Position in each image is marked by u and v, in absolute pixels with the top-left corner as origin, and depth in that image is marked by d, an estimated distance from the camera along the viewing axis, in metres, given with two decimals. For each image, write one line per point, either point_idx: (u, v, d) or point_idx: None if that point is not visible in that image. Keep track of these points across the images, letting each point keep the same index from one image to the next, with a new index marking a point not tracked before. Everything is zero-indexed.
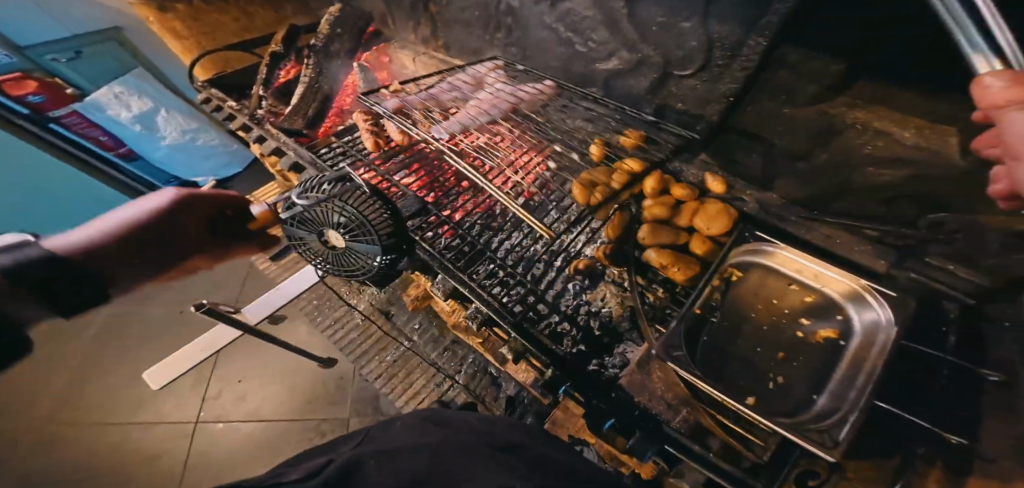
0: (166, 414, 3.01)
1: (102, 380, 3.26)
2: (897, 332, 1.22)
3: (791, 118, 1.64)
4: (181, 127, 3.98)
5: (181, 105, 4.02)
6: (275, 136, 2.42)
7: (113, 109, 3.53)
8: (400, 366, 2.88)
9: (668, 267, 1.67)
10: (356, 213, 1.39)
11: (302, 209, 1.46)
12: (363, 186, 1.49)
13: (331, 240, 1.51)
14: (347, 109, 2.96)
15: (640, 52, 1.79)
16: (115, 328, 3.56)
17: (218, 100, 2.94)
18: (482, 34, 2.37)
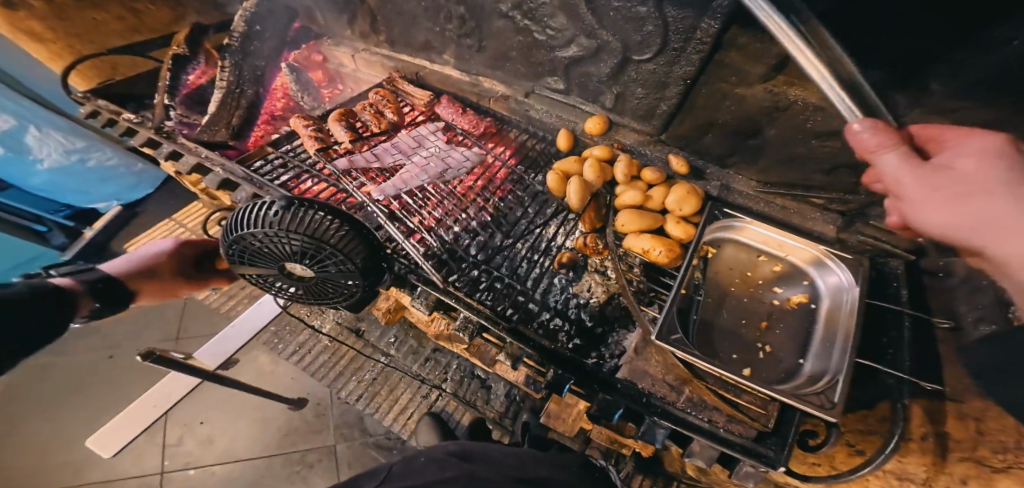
0: (122, 470, 2.58)
1: (20, 450, 2.68)
2: (859, 292, 1.36)
3: (742, 98, 1.61)
4: (63, 146, 3.23)
5: (57, 120, 3.24)
6: (194, 151, 2.01)
7: None
8: (381, 383, 2.71)
9: (650, 250, 1.66)
10: (316, 239, 1.16)
11: (250, 245, 1.20)
12: (316, 208, 1.20)
13: (296, 271, 1.29)
14: (278, 116, 2.63)
15: (598, 38, 1.70)
16: (24, 388, 2.94)
17: (109, 114, 2.39)
18: (428, 25, 2.17)
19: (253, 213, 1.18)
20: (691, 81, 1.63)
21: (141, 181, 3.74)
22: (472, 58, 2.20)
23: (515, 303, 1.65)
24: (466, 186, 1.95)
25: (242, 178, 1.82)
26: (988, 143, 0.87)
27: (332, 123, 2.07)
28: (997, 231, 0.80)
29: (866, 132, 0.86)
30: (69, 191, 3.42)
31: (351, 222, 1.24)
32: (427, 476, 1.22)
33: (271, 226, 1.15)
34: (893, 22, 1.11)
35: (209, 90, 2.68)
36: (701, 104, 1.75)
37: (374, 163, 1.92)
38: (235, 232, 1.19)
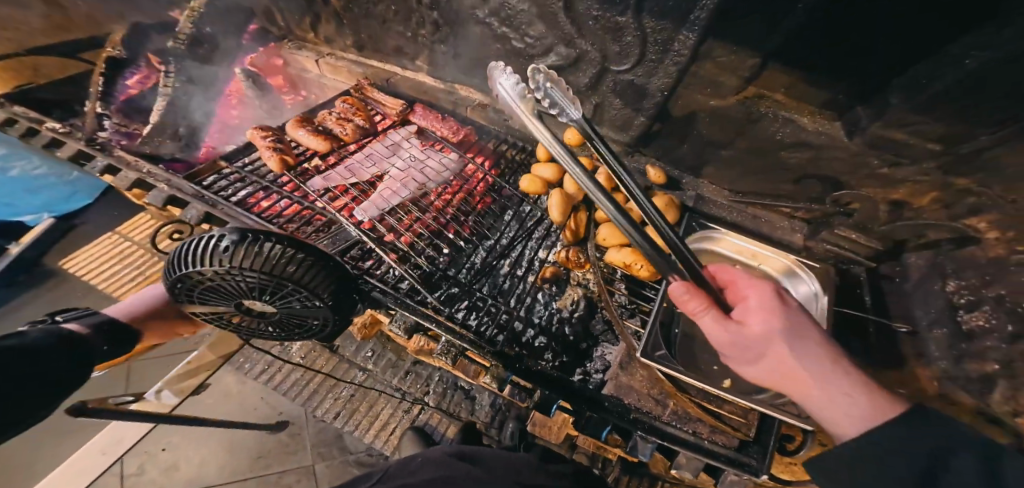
0: None
1: None
2: (828, 300, 1.44)
3: (717, 110, 1.62)
4: None
5: None
6: (135, 164, 1.77)
7: None
8: (360, 399, 2.62)
9: (631, 264, 1.65)
10: (272, 275, 1.06)
11: (201, 280, 1.08)
12: (276, 239, 1.09)
13: (255, 307, 1.17)
14: (234, 123, 2.38)
15: (576, 48, 1.67)
16: None
17: (28, 121, 2.10)
18: (400, 30, 2.06)
19: (199, 249, 1.05)
20: (668, 93, 1.61)
21: (76, 190, 3.33)
22: (447, 65, 2.11)
23: (500, 322, 1.59)
24: (442, 200, 1.89)
25: (191, 196, 1.64)
26: (764, 293, 0.98)
27: (293, 130, 1.93)
28: (799, 379, 0.86)
29: (683, 294, 0.95)
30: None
31: (312, 254, 1.14)
32: (422, 476, 1.10)
33: (223, 264, 1.04)
34: (891, 24, 1.06)
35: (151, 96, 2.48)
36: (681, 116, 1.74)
37: (350, 179, 1.82)
38: (179, 271, 1.07)
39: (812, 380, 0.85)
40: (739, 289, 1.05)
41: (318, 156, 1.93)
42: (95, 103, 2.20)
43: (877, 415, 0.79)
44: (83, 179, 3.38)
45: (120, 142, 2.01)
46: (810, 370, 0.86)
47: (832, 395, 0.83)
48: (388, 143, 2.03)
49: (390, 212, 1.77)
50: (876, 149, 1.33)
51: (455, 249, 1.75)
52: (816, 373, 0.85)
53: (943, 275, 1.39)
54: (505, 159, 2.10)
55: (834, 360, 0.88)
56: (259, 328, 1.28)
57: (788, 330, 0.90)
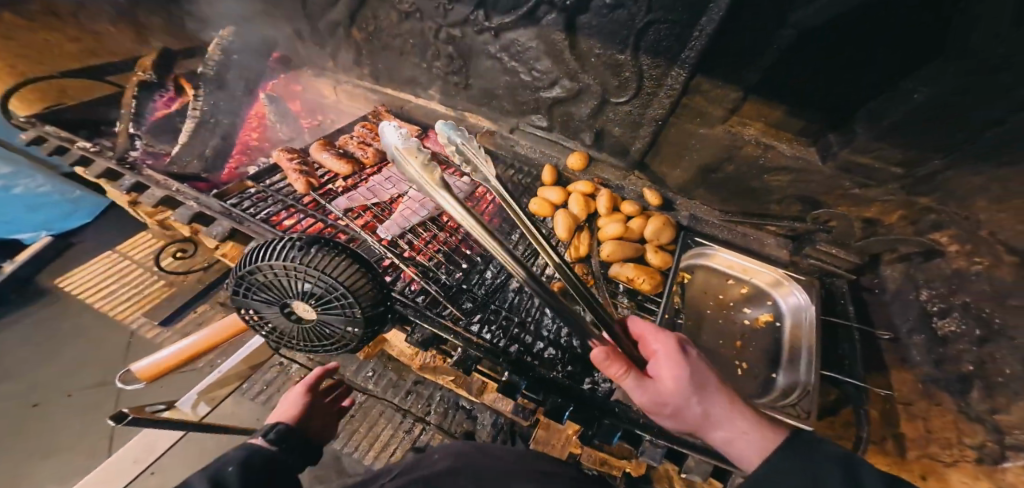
0: None
1: None
2: (815, 310, 1.56)
3: (706, 137, 1.76)
4: None
5: None
6: (163, 183, 1.86)
7: None
8: (360, 419, 2.59)
9: (634, 279, 1.75)
10: (331, 283, 1.10)
11: (263, 277, 1.12)
12: (346, 250, 1.19)
13: (298, 311, 1.20)
14: (254, 146, 2.49)
15: (580, 82, 1.84)
16: None
17: (59, 140, 2.21)
18: (416, 61, 2.23)
19: (274, 251, 1.13)
20: (662, 122, 1.78)
21: (79, 208, 3.30)
22: (457, 94, 2.27)
23: (512, 336, 1.67)
24: (454, 220, 1.99)
25: (218, 213, 1.72)
26: (670, 342, 0.99)
27: (316, 152, 2.05)
28: (705, 424, 0.92)
29: (604, 360, 0.94)
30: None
31: (366, 267, 1.20)
32: (436, 467, 1.14)
33: (293, 262, 1.09)
34: (895, 35, 1.13)
35: (172, 119, 2.58)
36: (677, 144, 1.88)
37: (370, 200, 1.92)
38: (250, 264, 1.13)
39: (715, 422, 0.91)
40: (648, 341, 1.03)
41: (339, 177, 2.04)
42: (125, 124, 2.30)
43: (771, 443, 0.86)
44: (87, 197, 3.35)
45: (151, 161, 2.14)
46: (716, 414, 0.91)
47: (731, 434, 0.89)
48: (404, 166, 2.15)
49: (406, 231, 1.86)
50: (847, 173, 1.50)
51: (468, 267, 1.84)
52: (718, 415, 0.91)
53: (916, 285, 1.54)
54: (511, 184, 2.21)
55: (731, 397, 0.95)
56: (289, 337, 1.29)
57: (693, 381, 0.92)
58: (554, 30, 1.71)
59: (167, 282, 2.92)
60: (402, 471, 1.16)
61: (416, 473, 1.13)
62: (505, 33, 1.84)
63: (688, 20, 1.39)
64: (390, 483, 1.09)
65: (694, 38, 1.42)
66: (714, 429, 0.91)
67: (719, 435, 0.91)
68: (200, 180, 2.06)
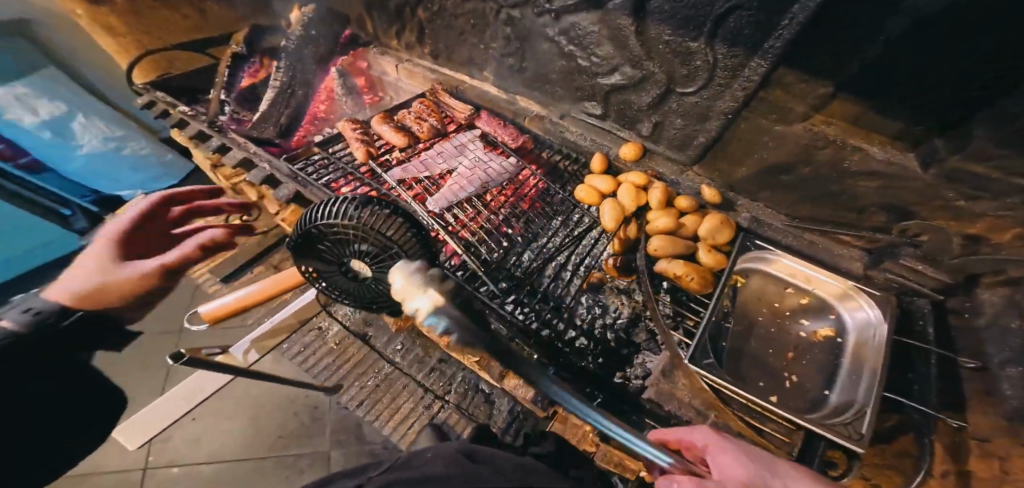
0: (103, 464, 2.37)
1: None
2: (887, 329, 1.39)
3: (782, 134, 1.62)
4: (102, 134, 3.16)
5: (102, 110, 3.21)
6: (243, 145, 2.05)
7: (14, 114, 2.64)
8: (384, 389, 2.62)
9: (683, 276, 1.66)
10: (387, 242, 1.14)
11: (325, 235, 1.17)
12: (398, 210, 1.21)
13: (356, 270, 1.26)
14: (322, 117, 2.69)
15: (644, 70, 1.75)
16: None
17: (166, 105, 2.49)
18: (473, 41, 2.25)
19: (332, 210, 1.17)
20: (732, 116, 1.66)
21: (167, 173, 3.55)
22: (511, 77, 2.27)
23: (543, 318, 1.66)
24: (498, 199, 2.00)
25: (286, 175, 1.86)
26: (704, 432, 1.04)
27: (376, 124, 2.13)
28: None
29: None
30: (95, 176, 3.16)
31: (417, 225, 1.23)
32: (430, 471, 1.07)
33: (353, 220, 1.13)
34: (1004, 22, 0.95)
35: (259, 89, 2.79)
36: (743, 140, 1.76)
37: (423, 173, 1.97)
38: (313, 221, 1.17)
39: None
40: (686, 439, 1.08)
41: (396, 149, 2.12)
42: (218, 92, 2.50)
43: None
44: (178, 162, 3.62)
45: (236, 126, 2.34)
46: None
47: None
48: (457, 144, 2.16)
49: (452, 205, 1.89)
50: (954, 180, 1.30)
51: (507, 246, 1.83)
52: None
53: (1021, 313, 1.32)
54: (562, 171, 2.18)
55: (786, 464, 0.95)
56: (345, 294, 1.34)
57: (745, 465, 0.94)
58: (621, 15, 1.63)
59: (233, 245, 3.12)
60: (393, 467, 1.17)
61: (405, 472, 1.12)
62: (566, 16, 1.80)
63: (775, 6, 1.26)
64: (377, 478, 1.12)
65: (782, 26, 1.29)
66: None
67: None
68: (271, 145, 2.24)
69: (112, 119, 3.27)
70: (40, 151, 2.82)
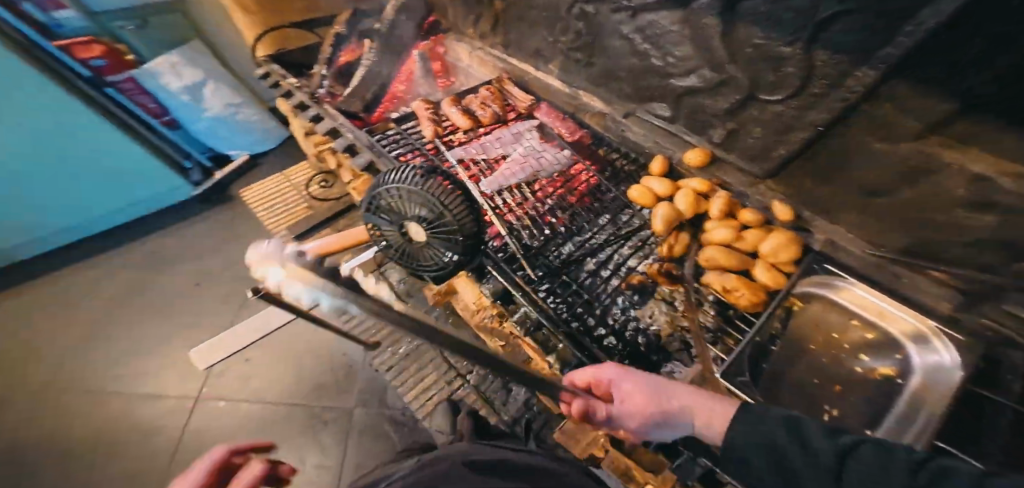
0: (168, 389, 3.07)
1: (133, 339, 3.35)
2: (961, 378, 1.14)
3: (883, 156, 1.33)
4: (226, 100, 4.29)
5: (226, 81, 4.34)
6: (334, 117, 2.36)
7: (166, 78, 3.89)
8: (412, 359, 2.89)
9: (731, 290, 1.62)
10: (441, 208, 1.25)
11: (386, 196, 1.30)
12: (456, 181, 1.33)
13: (410, 232, 1.35)
14: (401, 97, 2.87)
15: (723, 73, 1.63)
16: (137, 300, 3.61)
17: (277, 76, 3.02)
18: (544, 34, 2.30)
19: (400, 174, 1.31)
20: (823, 129, 1.44)
21: (263, 139, 4.67)
22: (577, 72, 2.27)
23: (573, 309, 1.69)
24: (549, 189, 2.06)
25: (365, 145, 2.10)
26: (611, 368, 1.13)
27: (446, 106, 2.29)
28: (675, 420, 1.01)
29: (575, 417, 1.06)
30: (213, 136, 4.38)
31: (472, 199, 1.32)
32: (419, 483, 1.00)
33: (416, 185, 1.26)
34: None
35: (354, 67, 2.96)
36: (839, 155, 1.47)
37: (480, 155, 2.12)
38: (383, 183, 1.32)
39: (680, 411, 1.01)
40: (599, 376, 1.14)
41: (460, 131, 2.27)
42: (319, 68, 2.81)
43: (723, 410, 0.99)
44: (276, 130, 4.77)
45: (330, 100, 2.63)
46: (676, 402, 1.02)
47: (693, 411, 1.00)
48: (516, 133, 2.24)
49: (503, 189, 2.01)
50: None
51: (549, 235, 1.89)
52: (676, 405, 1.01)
53: None
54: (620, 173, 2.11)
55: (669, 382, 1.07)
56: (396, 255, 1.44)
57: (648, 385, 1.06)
58: (707, 14, 1.56)
59: (309, 204, 4.05)
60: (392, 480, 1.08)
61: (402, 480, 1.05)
62: (645, 13, 1.77)
63: (894, 5, 1.09)
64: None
65: (905, 32, 1.10)
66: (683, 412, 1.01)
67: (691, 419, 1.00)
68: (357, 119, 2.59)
69: (232, 87, 4.39)
70: (178, 110, 4.07)
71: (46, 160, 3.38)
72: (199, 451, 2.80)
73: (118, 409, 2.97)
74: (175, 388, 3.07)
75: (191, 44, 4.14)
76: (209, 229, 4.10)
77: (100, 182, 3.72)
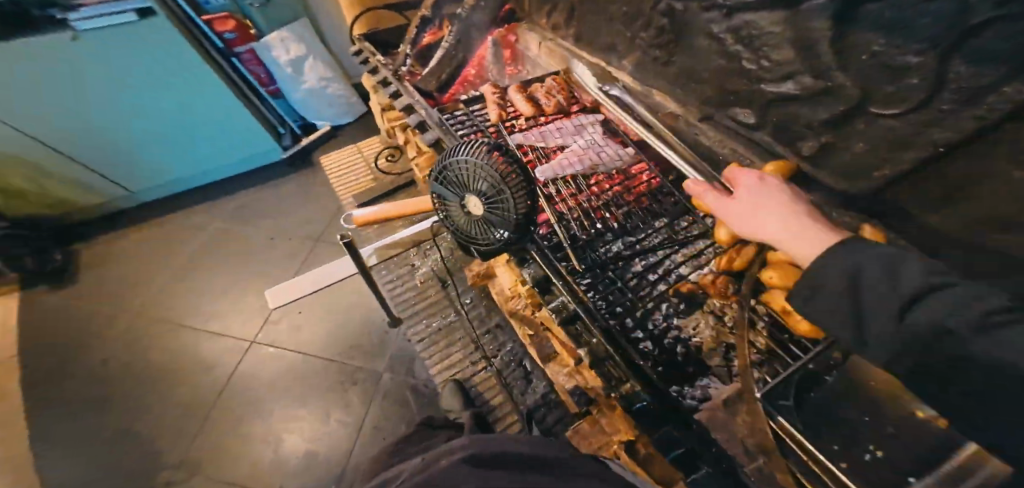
0: (232, 330, 3.39)
1: (207, 278, 3.75)
2: None
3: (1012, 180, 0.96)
4: (320, 75, 4.64)
5: (324, 55, 4.66)
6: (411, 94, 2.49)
7: (277, 51, 4.27)
8: (443, 334, 2.98)
9: (791, 313, 1.52)
10: (500, 184, 1.26)
11: (454, 169, 1.37)
12: (518, 158, 1.33)
13: (468, 206, 1.39)
14: (472, 81, 3.04)
15: (828, 81, 1.30)
16: (214, 244, 4.01)
17: (369, 53, 3.17)
18: (621, 29, 2.14)
19: (468, 147, 1.36)
20: (943, 152, 1.09)
21: (349, 111, 5.00)
22: (653, 70, 2.08)
23: (609, 307, 1.66)
24: (606, 184, 2.03)
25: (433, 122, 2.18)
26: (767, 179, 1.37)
27: (512, 92, 2.31)
28: (779, 223, 1.24)
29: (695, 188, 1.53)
30: (306, 108, 4.76)
31: (534, 183, 1.32)
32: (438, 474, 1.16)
33: (481, 159, 1.30)
34: None
35: (435, 48, 3.06)
36: (962, 188, 1.10)
37: (539, 143, 2.14)
38: (453, 154, 1.39)
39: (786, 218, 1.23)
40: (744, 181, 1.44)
41: (522, 117, 2.29)
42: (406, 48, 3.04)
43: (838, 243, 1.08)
44: (356, 104, 5.04)
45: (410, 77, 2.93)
46: (792, 218, 1.21)
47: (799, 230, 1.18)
48: (577, 126, 2.23)
49: (558, 178, 2.02)
50: None
51: (599, 230, 1.87)
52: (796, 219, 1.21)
53: None
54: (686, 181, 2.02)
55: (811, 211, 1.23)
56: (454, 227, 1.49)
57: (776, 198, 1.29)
58: (816, 17, 1.21)
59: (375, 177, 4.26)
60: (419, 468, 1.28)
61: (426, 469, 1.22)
62: (740, 12, 1.46)
63: None
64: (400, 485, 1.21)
65: None
66: (792, 222, 1.21)
67: (798, 229, 1.18)
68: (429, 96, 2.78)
69: (326, 61, 4.69)
70: (282, 83, 4.49)
71: (190, 113, 3.86)
72: (244, 389, 3.09)
73: (190, 344, 3.33)
74: (236, 331, 3.38)
75: (301, 20, 4.42)
76: (283, 187, 4.46)
77: (222, 140, 4.20)
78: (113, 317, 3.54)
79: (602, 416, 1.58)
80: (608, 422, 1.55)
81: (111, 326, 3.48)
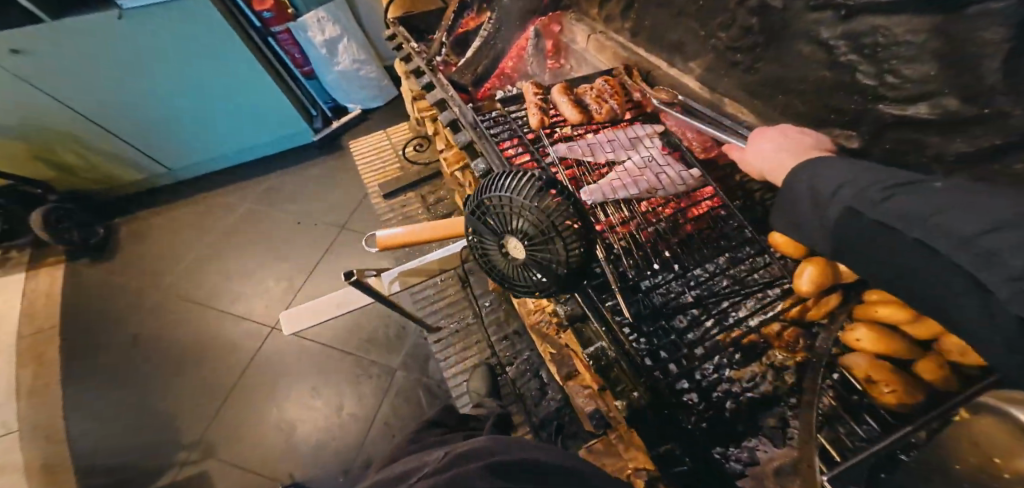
0: (255, 313, 3.38)
1: (234, 259, 3.74)
2: None
3: None
4: (353, 55, 4.45)
5: (359, 36, 4.48)
6: (445, 87, 2.26)
7: (312, 31, 4.09)
8: (462, 335, 2.92)
9: (876, 385, 1.31)
10: (550, 229, 1.06)
11: (494, 204, 1.16)
12: (570, 196, 1.12)
13: (509, 247, 1.20)
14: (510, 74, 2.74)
15: (985, 107, 0.98)
16: (244, 225, 3.99)
17: (402, 39, 2.95)
18: (693, 26, 1.85)
19: (512, 179, 1.14)
20: None
21: (377, 96, 4.85)
22: (728, 76, 1.81)
23: (657, 356, 1.47)
24: (660, 208, 1.74)
25: (468, 124, 1.95)
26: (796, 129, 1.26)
27: (557, 93, 2.06)
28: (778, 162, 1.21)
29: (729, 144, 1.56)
30: (339, 90, 4.66)
31: (589, 225, 1.11)
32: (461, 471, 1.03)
33: (528, 198, 1.08)
34: None
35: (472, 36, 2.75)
36: None
37: (587, 157, 1.87)
38: (493, 186, 1.17)
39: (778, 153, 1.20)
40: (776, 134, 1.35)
41: (568, 124, 2.04)
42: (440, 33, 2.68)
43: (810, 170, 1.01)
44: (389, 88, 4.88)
45: (444, 68, 2.58)
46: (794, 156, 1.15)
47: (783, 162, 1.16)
48: (627, 136, 1.97)
49: (605, 196, 1.73)
50: None
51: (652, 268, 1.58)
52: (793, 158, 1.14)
53: None
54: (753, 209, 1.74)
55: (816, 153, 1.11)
56: (492, 265, 1.30)
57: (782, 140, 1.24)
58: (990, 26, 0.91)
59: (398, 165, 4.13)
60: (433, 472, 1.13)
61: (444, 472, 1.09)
62: (866, 15, 1.16)
63: None
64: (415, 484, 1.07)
65: None
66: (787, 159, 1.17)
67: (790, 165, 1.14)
68: (464, 92, 2.49)
69: (361, 42, 4.50)
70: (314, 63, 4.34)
71: (223, 90, 3.76)
72: (262, 374, 3.07)
73: (215, 324, 3.34)
74: (259, 315, 3.37)
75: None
76: (312, 169, 4.40)
77: (257, 120, 4.14)
78: (144, 292, 3.59)
79: (621, 440, 1.50)
80: (628, 448, 1.47)
81: (141, 302, 3.53)
